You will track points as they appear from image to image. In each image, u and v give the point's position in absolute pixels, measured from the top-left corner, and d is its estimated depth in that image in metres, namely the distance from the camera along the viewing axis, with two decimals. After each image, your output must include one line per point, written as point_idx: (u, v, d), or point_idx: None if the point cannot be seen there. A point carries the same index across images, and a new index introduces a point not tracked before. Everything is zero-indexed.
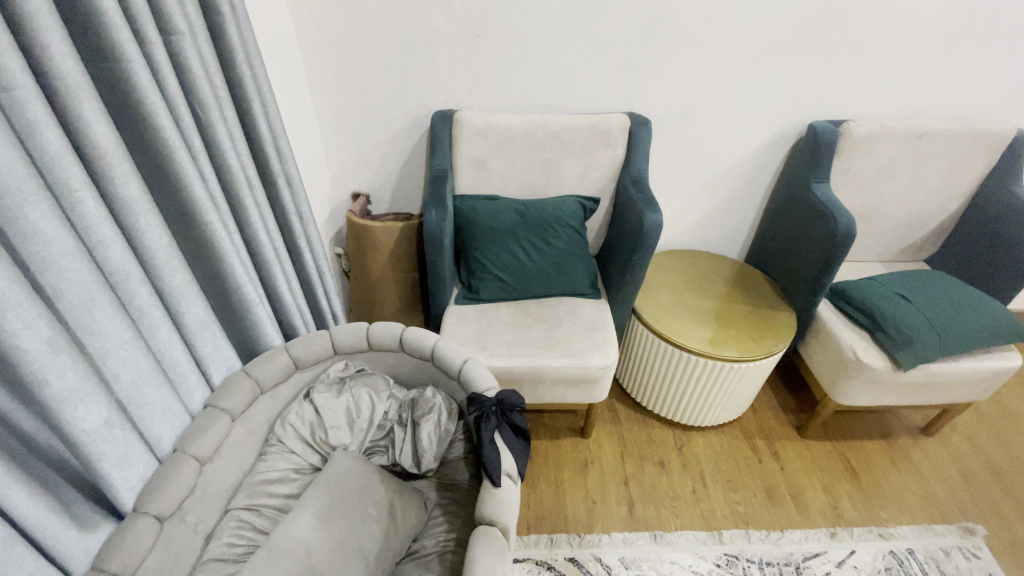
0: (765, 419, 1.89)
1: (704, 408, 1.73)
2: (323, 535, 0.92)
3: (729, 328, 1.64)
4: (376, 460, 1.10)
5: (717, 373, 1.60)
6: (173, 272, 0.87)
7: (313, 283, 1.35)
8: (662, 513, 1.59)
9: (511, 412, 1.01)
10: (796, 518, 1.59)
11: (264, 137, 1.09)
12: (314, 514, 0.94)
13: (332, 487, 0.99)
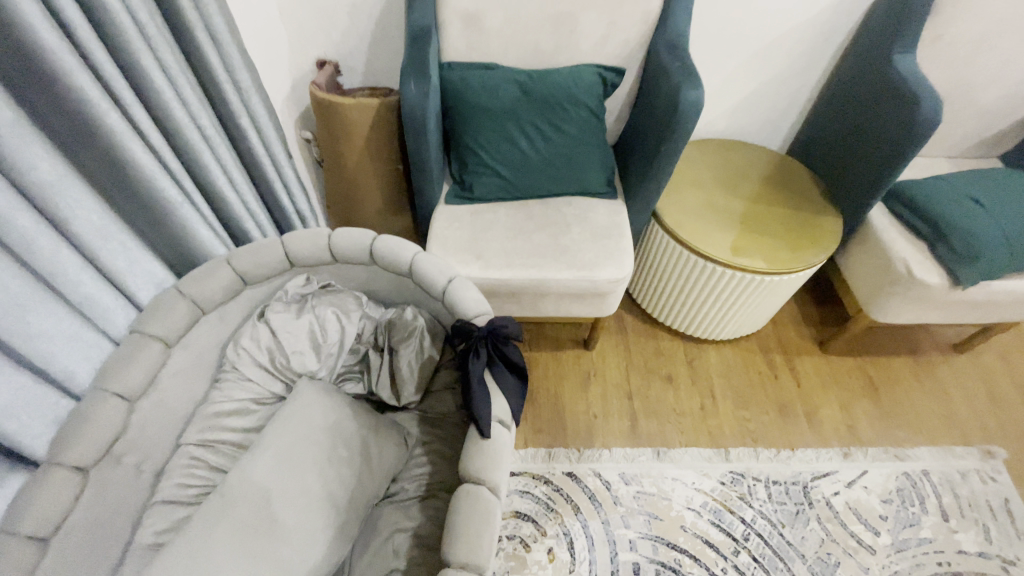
0: (784, 333, 1.74)
1: (721, 323, 1.56)
2: (284, 480, 0.79)
3: (760, 235, 1.41)
4: (350, 388, 0.97)
5: (742, 286, 1.40)
6: (36, 163, 0.63)
7: (267, 174, 1.10)
8: (667, 429, 1.49)
9: (506, 344, 0.84)
10: (808, 437, 1.50)
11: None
12: (274, 455, 0.81)
13: (295, 425, 0.85)
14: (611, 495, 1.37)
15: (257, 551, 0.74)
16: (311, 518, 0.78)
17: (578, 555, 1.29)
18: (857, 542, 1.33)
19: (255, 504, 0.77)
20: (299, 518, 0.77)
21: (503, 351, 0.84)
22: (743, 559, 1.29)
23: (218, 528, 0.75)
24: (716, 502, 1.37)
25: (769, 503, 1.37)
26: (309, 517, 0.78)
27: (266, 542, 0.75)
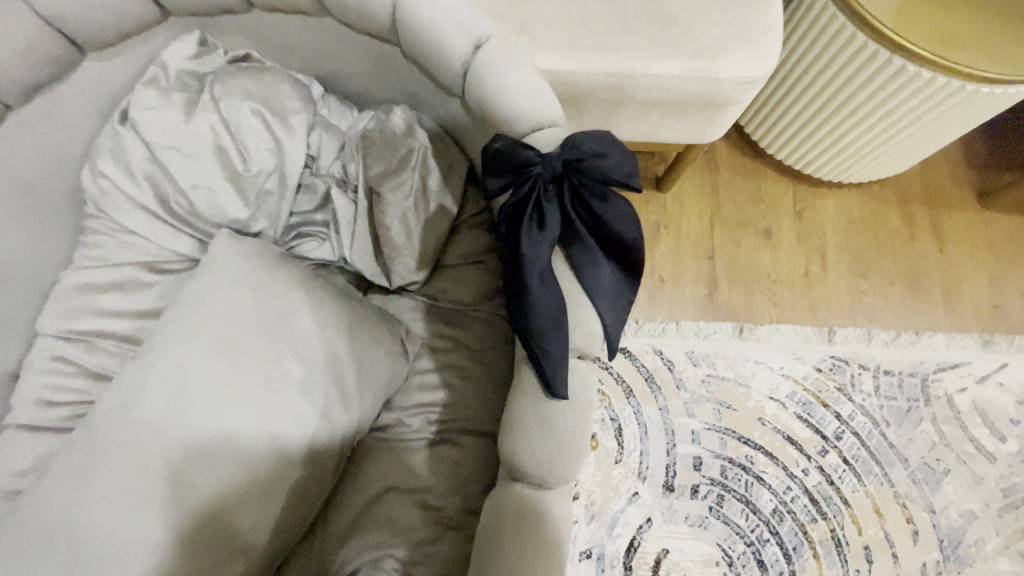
0: (931, 178, 1.27)
1: (851, 158, 1.10)
2: (191, 422, 0.50)
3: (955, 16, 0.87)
4: (309, 248, 0.68)
5: (904, 96, 0.90)
6: None
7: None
8: (755, 299, 1.13)
9: (600, 196, 0.55)
10: (939, 318, 1.15)
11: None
12: (176, 382, 0.51)
13: (210, 325, 0.53)
14: (674, 378, 1.08)
15: (162, 528, 0.48)
16: (242, 477, 0.50)
17: (626, 444, 1.05)
18: (975, 448, 1.07)
19: (148, 457, 0.49)
20: (225, 473, 0.50)
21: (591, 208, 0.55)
22: (830, 460, 1.05)
23: (93, 494, 0.48)
24: (807, 393, 1.08)
25: (874, 397, 1.08)
26: (239, 470, 0.50)
27: (174, 513, 0.48)
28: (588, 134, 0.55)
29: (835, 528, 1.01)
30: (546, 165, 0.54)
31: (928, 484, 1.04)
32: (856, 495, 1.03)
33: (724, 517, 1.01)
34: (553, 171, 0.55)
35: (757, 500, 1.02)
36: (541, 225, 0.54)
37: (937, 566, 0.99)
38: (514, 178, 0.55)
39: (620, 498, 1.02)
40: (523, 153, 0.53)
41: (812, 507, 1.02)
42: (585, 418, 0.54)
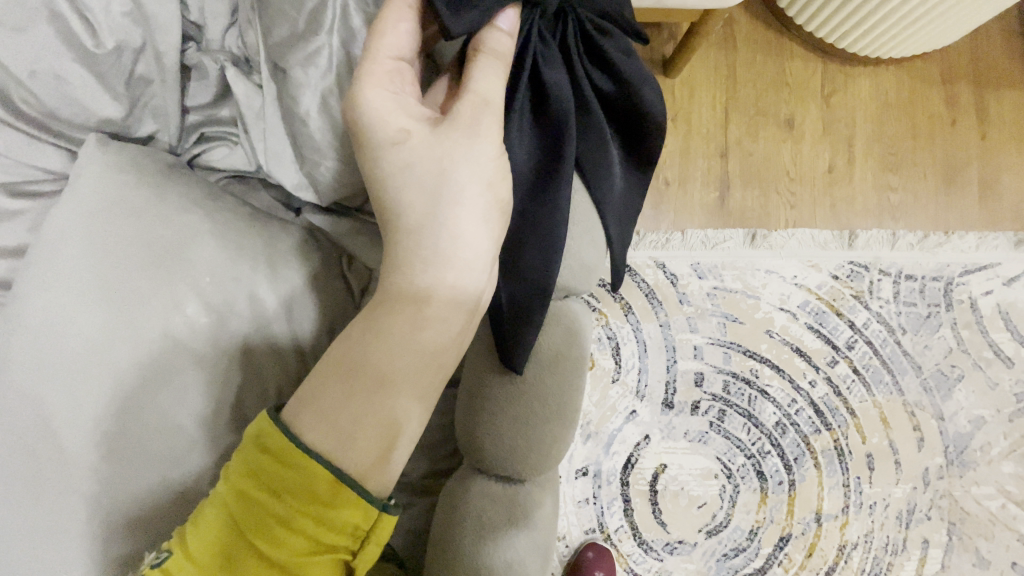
0: (983, 46, 1.08)
1: (897, 29, 0.91)
2: (78, 394, 0.41)
3: None
4: (213, 155, 0.55)
5: None
6: None
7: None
8: (771, 202, 1.01)
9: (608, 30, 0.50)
10: (973, 215, 1.03)
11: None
12: (50, 345, 0.42)
13: (84, 267, 0.43)
14: (677, 293, 0.99)
15: (65, 514, 0.41)
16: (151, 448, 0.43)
17: (624, 362, 0.98)
18: (994, 353, 1.01)
19: (32, 433, 0.41)
20: (132, 444, 0.42)
21: (597, 45, 0.49)
22: (840, 371, 0.99)
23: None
24: (821, 303, 0.99)
25: (893, 304, 1.00)
26: (152, 440, 0.43)
27: (76, 494, 0.41)
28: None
29: (839, 438, 0.98)
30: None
31: (940, 391, 1.00)
32: (864, 405, 0.98)
33: (725, 432, 0.97)
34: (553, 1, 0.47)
35: (760, 414, 0.98)
36: (544, 85, 0.47)
37: (939, 471, 0.98)
38: None
39: (617, 418, 0.98)
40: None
41: (816, 419, 0.98)
42: (570, 392, 0.51)
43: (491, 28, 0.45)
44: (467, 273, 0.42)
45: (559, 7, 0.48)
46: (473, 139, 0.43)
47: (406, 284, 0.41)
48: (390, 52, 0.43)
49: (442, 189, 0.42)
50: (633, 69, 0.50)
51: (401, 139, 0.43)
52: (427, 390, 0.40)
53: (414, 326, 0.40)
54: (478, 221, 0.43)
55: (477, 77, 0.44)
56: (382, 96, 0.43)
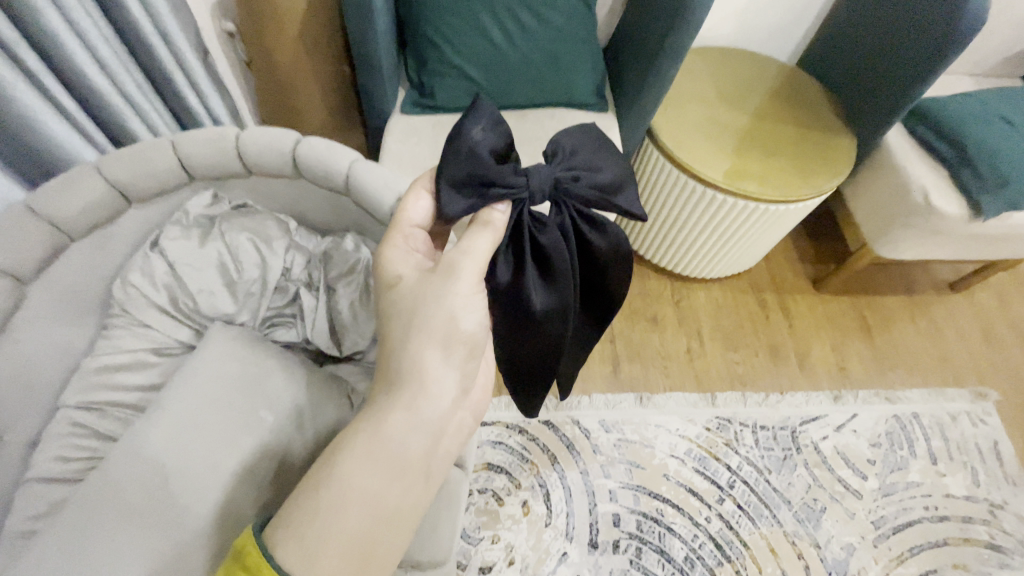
0: (779, 271, 1.61)
1: (716, 259, 1.42)
2: (185, 471, 0.63)
3: (748, 155, 1.23)
4: (279, 335, 0.78)
5: (729, 213, 1.24)
6: None
7: (147, 37, 0.81)
8: (650, 373, 1.37)
9: (589, 219, 0.65)
10: (797, 379, 1.42)
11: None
12: (180, 439, 0.65)
13: (203, 385, 0.68)
14: (591, 444, 1.26)
15: (153, 561, 0.58)
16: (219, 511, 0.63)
17: (554, 507, 1.19)
18: (844, 487, 1.27)
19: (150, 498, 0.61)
20: (208, 506, 0.62)
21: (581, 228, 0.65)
22: (728, 507, 1.22)
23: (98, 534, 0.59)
24: (701, 450, 1.28)
25: (756, 449, 1.30)
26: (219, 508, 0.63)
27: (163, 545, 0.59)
28: (567, 134, 0.65)
29: (739, 569, 1.15)
30: (534, 180, 0.60)
31: (810, 522, 1.22)
32: (753, 537, 1.19)
33: (644, 568, 1.13)
34: (539, 193, 0.61)
35: (671, 549, 1.16)
36: (543, 248, 0.62)
37: None
38: (497, 189, 0.58)
39: (551, 559, 1.13)
40: (500, 167, 0.58)
41: (718, 552, 1.16)
42: None
43: (490, 208, 0.59)
44: (429, 403, 0.52)
45: (555, 199, 0.63)
46: (446, 287, 0.54)
47: (377, 414, 0.51)
48: (408, 222, 0.61)
49: (414, 332, 0.53)
50: (603, 244, 0.66)
51: (395, 283, 0.57)
52: (385, 508, 0.49)
53: (378, 449, 0.49)
54: (444, 363, 0.53)
55: (465, 241, 0.57)
56: (396, 254, 0.58)
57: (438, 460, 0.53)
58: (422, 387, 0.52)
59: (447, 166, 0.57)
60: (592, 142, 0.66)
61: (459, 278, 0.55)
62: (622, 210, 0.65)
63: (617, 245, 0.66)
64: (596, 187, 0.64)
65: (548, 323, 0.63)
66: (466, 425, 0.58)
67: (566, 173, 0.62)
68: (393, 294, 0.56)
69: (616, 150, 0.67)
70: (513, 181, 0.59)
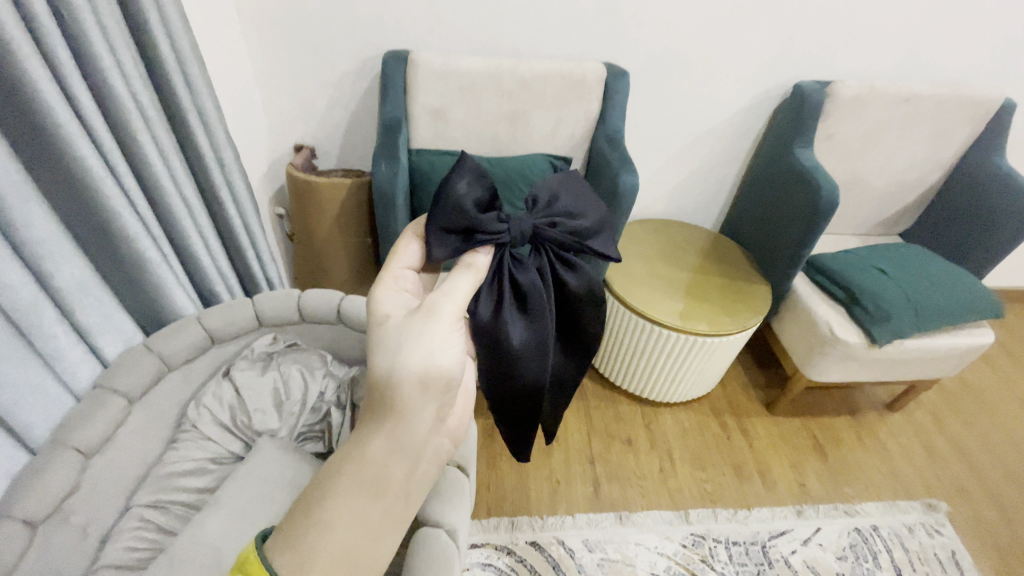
0: (734, 396, 1.83)
1: (676, 385, 1.65)
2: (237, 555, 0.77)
3: (688, 299, 1.54)
4: (310, 448, 0.96)
5: (678, 345, 1.51)
6: (68, 267, 0.75)
7: (236, 229, 1.14)
8: (628, 493, 1.51)
9: (568, 261, 0.68)
10: (762, 495, 1.55)
11: (154, 27, 0.85)
12: (235, 528, 0.80)
13: (254, 481, 0.85)
14: (575, 564, 1.35)
15: None
16: None
17: None
18: None
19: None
20: None
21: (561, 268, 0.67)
22: None
23: None
24: (679, 566, 1.37)
25: (730, 565, 1.38)
26: None
27: None
28: (549, 183, 0.70)
29: None
30: (515, 226, 0.64)
31: None
32: None
33: None
34: (519, 237, 0.65)
35: None
36: (521, 287, 0.63)
37: None
38: (481, 235, 0.63)
39: None
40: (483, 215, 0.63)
41: None
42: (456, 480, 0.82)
43: (475, 252, 0.63)
44: (411, 424, 0.48)
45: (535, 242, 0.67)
46: (425, 327, 0.53)
47: (357, 438, 0.48)
48: (399, 265, 0.63)
49: (399, 359, 0.51)
50: (581, 284, 0.68)
51: (382, 320, 0.55)
52: (374, 531, 0.44)
53: (362, 473, 0.45)
54: (421, 394, 0.50)
55: (447, 281, 0.58)
56: (385, 295, 0.58)
57: (422, 485, 0.48)
58: (404, 409, 0.49)
59: (436, 217, 0.63)
60: (573, 189, 0.70)
61: (440, 315, 0.54)
62: (596, 252, 0.68)
63: (590, 287, 0.69)
64: (574, 233, 0.66)
65: (525, 363, 0.61)
66: (450, 451, 0.53)
67: (546, 220, 0.66)
68: (375, 330, 0.55)
69: (598, 196, 0.71)
70: (497, 228, 0.63)
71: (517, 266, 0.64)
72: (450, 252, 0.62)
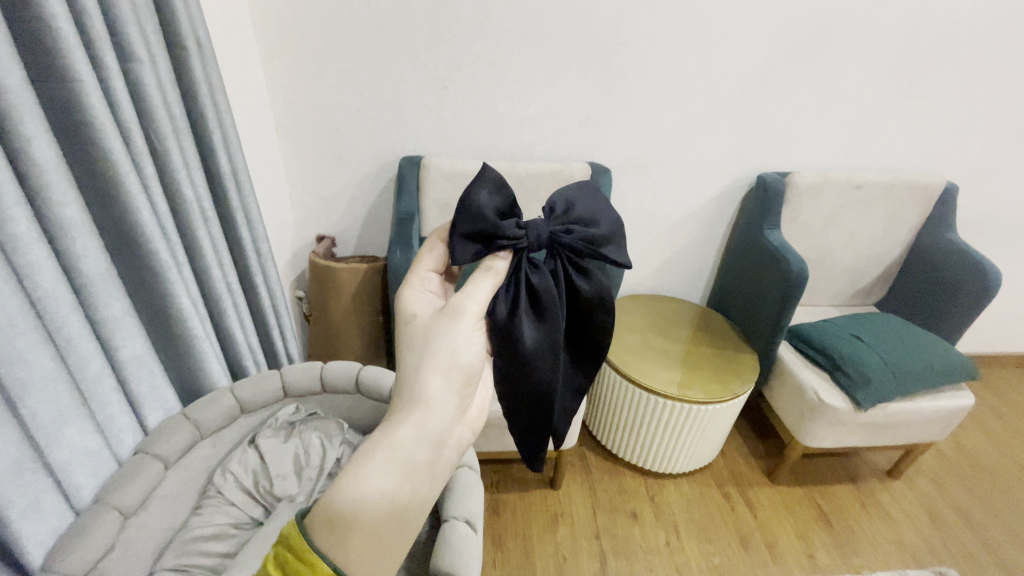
0: (736, 466, 1.85)
1: (676, 455, 1.69)
2: None
3: (679, 368, 1.64)
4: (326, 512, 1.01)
5: (674, 414, 1.57)
6: (129, 341, 0.86)
7: (265, 310, 1.27)
8: (635, 568, 1.49)
9: (581, 267, 0.73)
10: (772, 568, 1.53)
11: (216, 147, 1.05)
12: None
13: None
14: None
15: None
16: None
17: None
18: None
19: None
20: None
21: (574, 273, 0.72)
22: None
23: None
24: None
25: None
26: None
27: None
28: (568, 190, 0.75)
29: None
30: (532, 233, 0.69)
31: None
32: None
33: None
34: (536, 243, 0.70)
35: None
36: (535, 288, 0.68)
37: None
38: (502, 240, 0.67)
39: None
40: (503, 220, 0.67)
41: None
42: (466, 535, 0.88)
43: (494, 256, 0.68)
44: (435, 413, 0.62)
45: (551, 248, 0.72)
46: (450, 326, 0.64)
47: (391, 422, 0.61)
48: (425, 266, 0.72)
49: (424, 359, 0.63)
50: (593, 289, 0.72)
51: (411, 319, 0.67)
52: (404, 493, 0.58)
53: (395, 447, 0.59)
54: (445, 386, 0.63)
55: (470, 284, 0.66)
56: (412, 295, 0.70)
57: (442, 468, 0.62)
58: (428, 400, 0.62)
59: (459, 221, 0.67)
60: (588, 199, 0.75)
61: (461, 318, 0.64)
62: (608, 260, 0.72)
63: (602, 293, 0.72)
64: (587, 240, 0.71)
65: (535, 362, 0.65)
66: (466, 437, 0.67)
67: (561, 228, 0.71)
68: (407, 329, 0.67)
69: (613, 206, 0.75)
70: (516, 234, 0.68)
71: (532, 269, 0.69)
72: (471, 256, 0.67)
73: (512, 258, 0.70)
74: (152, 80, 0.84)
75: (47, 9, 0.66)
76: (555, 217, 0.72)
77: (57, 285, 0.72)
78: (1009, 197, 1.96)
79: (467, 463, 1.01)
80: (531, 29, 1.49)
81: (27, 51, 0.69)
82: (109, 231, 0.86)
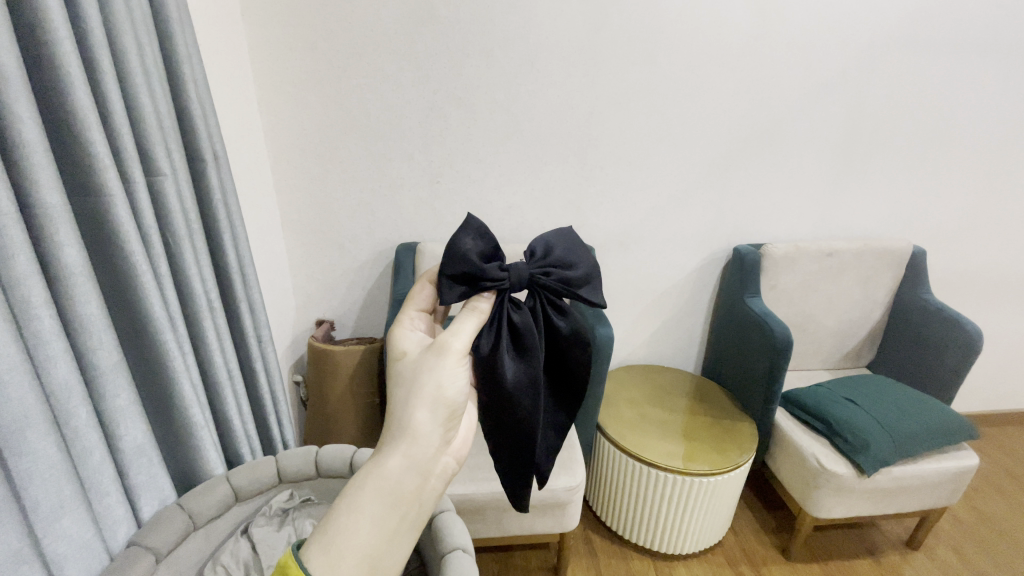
0: (747, 542, 1.78)
1: (684, 533, 1.63)
2: None
3: (677, 438, 1.63)
4: None
5: (676, 489, 1.54)
6: (132, 430, 0.89)
7: (263, 396, 1.30)
8: None
9: (559, 306, 0.81)
10: None
11: (226, 243, 1.15)
12: None
13: None
14: None
15: None
16: None
17: None
18: None
19: None
20: None
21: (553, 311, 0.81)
22: None
23: None
24: None
25: None
26: None
27: None
28: (550, 236, 0.83)
29: None
30: (514, 273, 0.76)
31: None
32: None
33: None
34: (518, 283, 0.77)
35: None
36: (517, 326, 0.76)
37: None
38: (485, 282, 0.74)
39: None
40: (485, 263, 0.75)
41: None
42: None
43: (479, 296, 0.75)
44: (421, 447, 0.64)
45: (532, 288, 0.80)
46: (436, 363, 0.68)
47: (380, 456, 0.64)
48: (414, 308, 0.79)
49: (410, 394, 0.66)
50: (569, 327, 0.81)
51: (402, 356, 0.72)
52: (390, 524, 0.61)
53: (383, 481, 0.62)
54: (431, 420, 0.66)
55: (455, 323, 0.72)
56: (403, 334, 0.75)
57: (428, 497, 0.64)
58: (415, 434, 0.65)
59: (446, 265, 0.74)
60: (566, 242, 0.83)
61: (445, 356, 0.68)
62: (583, 300, 0.80)
63: (577, 330, 0.81)
64: (563, 281, 0.79)
65: (516, 395, 0.73)
66: (455, 468, 0.69)
67: (540, 270, 0.80)
68: (397, 365, 0.71)
69: (590, 251, 0.83)
70: (499, 276, 0.75)
71: (514, 308, 0.77)
72: (458, 296, 0.74)
73: (496, 296, 0.77)
74: (173, 191, 0.95)
75: (90, 139, 0.78)
76: (535, 260, 0.80)
77: (71, 377, 0.77)
78: (976, 259, 2.06)
79: (461, 546, 1.00)
80: (514, 130, 1.66)
81: (68, 173, 0.80)
82: (122, 324, 0.92)
